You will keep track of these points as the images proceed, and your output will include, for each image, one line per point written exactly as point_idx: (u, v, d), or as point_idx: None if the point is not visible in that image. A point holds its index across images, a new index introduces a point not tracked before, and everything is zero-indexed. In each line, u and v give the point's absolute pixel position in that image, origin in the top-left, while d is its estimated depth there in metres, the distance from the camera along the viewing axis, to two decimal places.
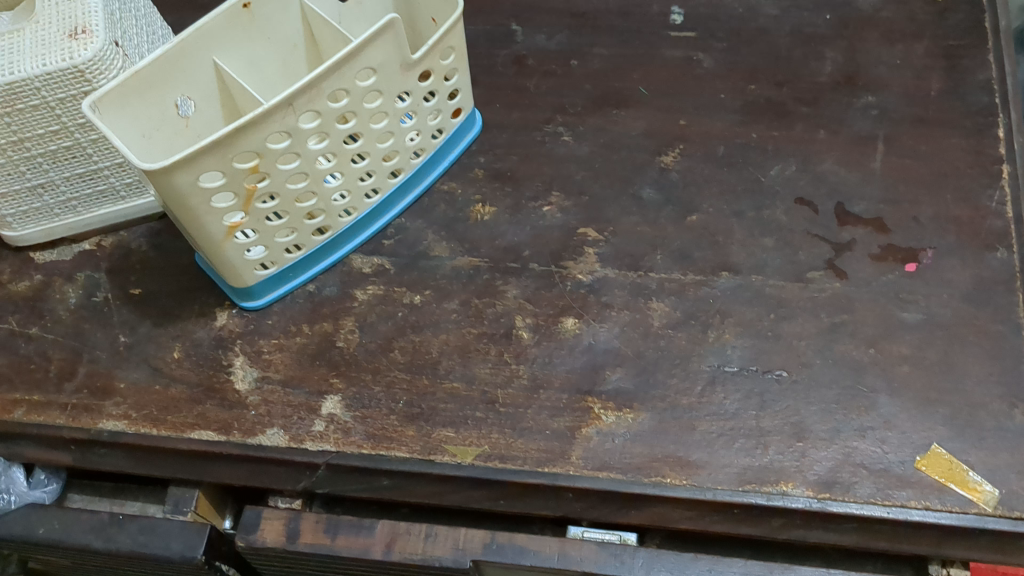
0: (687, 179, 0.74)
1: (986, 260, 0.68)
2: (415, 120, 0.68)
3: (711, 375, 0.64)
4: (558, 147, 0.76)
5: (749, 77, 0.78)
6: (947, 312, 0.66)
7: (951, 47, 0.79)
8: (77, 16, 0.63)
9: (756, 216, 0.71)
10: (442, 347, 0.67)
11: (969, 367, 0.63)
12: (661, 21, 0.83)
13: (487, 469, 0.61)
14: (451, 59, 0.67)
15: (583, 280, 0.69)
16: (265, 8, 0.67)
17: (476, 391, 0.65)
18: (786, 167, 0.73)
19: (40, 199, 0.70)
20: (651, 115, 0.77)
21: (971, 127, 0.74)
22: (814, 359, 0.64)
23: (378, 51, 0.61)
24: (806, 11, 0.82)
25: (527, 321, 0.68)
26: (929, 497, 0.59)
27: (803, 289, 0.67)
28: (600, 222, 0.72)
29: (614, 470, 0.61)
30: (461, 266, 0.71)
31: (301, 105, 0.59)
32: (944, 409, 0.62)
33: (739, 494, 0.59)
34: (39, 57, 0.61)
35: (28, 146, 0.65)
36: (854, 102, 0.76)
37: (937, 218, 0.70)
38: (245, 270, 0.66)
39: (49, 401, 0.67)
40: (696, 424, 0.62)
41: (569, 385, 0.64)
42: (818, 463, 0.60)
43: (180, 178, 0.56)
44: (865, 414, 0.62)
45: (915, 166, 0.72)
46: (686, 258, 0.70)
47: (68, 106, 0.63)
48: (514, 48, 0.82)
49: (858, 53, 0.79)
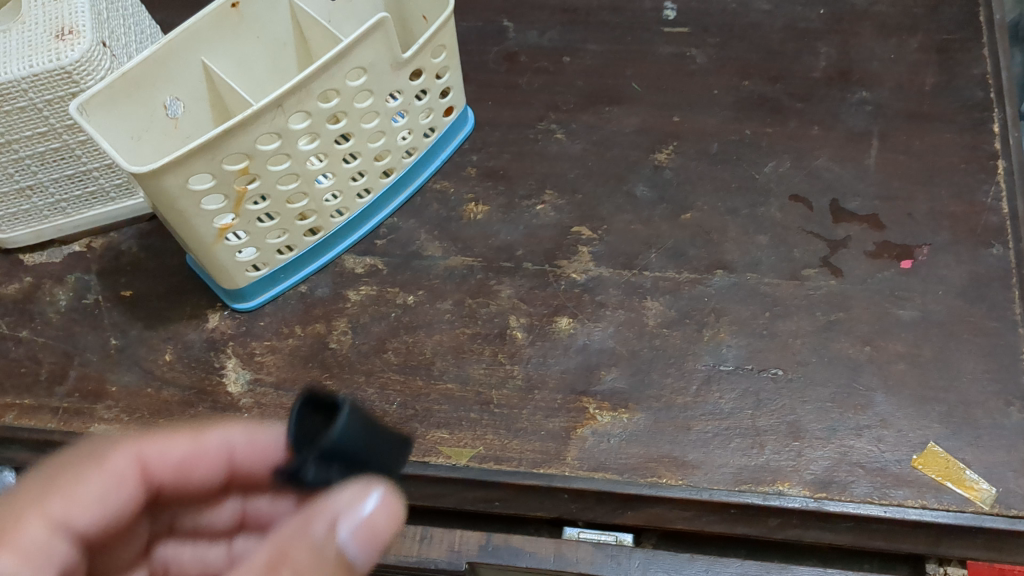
0: (681, 177, 0.73)
1: (981, 257, 0.67)
2: (407, 118, 0.68)
3: (706, 374, 0.64)
4: (551, 145, 0.76)
5: (743, 73, 0.78)
6: (942, 310, 0.65)
7: (945, 41, 0.78)
8: (63, 17, 0.62)
9: (750, 214, 0.71)
10: (436, 347, 0.66)
11: (966, 364, 0.63)
12: (654, 17, 0.82)
13: (482, 471, 0.61)
14: (443, 57, 0.67)
15: (577, 279, 0.69)
16: (253, 7, 0.66)
17: (470, 392, 0.64)
18: (781, 164, 0.73)
19: (29, 200, 0.69)
20: (644, 111, 0.77)
21: (966, 122, 0.74)
22: (810, 357, 0.64)
23: (368, 50, 0.60)
24: (799, 6, 0.82)
25: (522, 321, 0.67)
26: (926, 496, 0.59)
27: (799, 287, 0.67)
28: (594, 220, 0.72)
29: (610, 471, 0.60)
30: (454, 265, 0.70)
31: (291, 105, 0.58)
32: (939, 406, 0.62)
33: (736, 494, 0.59)
34: (27, 58, 0.60)
35: (16, 148, 0.64)
36: (848, 98, 0.76)
37: (932, 214, 0.69)
38: (236, 272, 0.65)
39: (40, 405, 0.66)
40: (691, 424, 0.62)
41: (563, 385, 0.64)
42: (814, 462, 0.60)
43: (168, 181, 0.55)
44: (861, 412, 0.62)
45: (910, 162, 0.72)
46: (681, 256, 0.69)
47: (55, 108, 0.63)
48: (506, 44, 0.81)
49: (851, 48, 0.79)
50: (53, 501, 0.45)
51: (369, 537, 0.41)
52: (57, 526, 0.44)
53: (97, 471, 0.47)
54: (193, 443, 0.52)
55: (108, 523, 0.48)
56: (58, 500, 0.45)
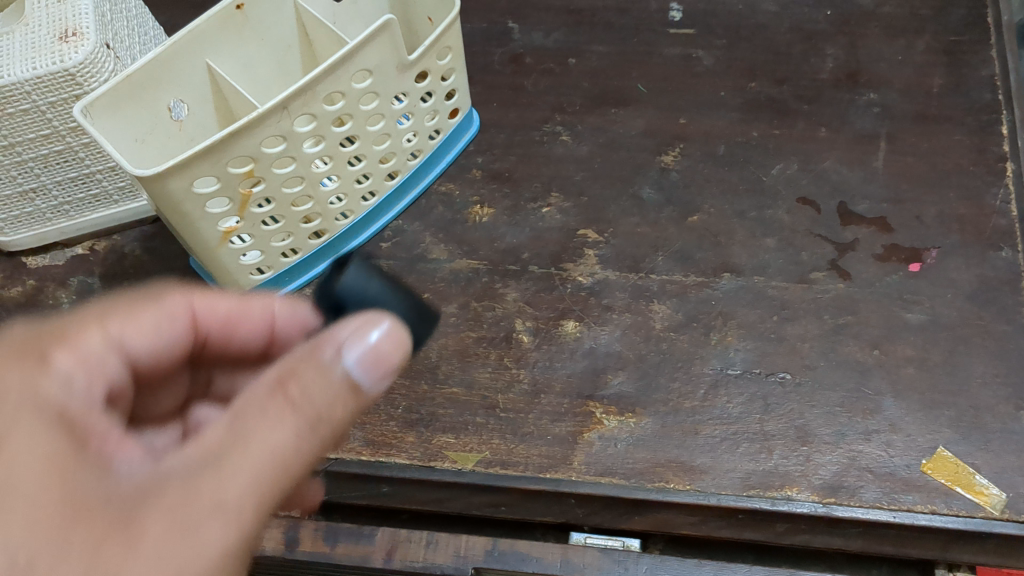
0: (688, 179, 0.73)
1: (990, 260, 0.67)
2: (412, 121, 0.67)
3: (714, 379, 0.63)
4: (556, 147, 0.75)
5: (749, 74, 0.77)
6: (951, 313, 0.65)
7: (953, 42, 0.78)
8: (66, 19, 0.61)
9: (757, 216, 0.70)
10: (441, 350, 0.66)
11: (975, 368, 0.63)
12: (660, 18, 0.82)
13: (488, 475, 0.60)
14: (448, 59, 0.66)
15: (583, 282, 0.68)
16: (258, 9, 0.66)
17: (476, 396, 0.64)
18: (788, 166, 0.72)
19: (31, 203, 0.69)
20: (650, 113, 0.76)
21: (974, 124, 0.73)
22: (818, 362, 0.64)
23: (374, 52, 0.60)
24: (805, 8, 0.81)
25: (528, 325, 0.67)
26: (935, 501, 0.58)
27: (806, 290, 0.67)
28: (600, 222, 0.71)
29: (617, 476, 0.60)
30: (459, 268, 0.70)
31: (297, 108, 0.58)
32: (949, 411, 0.61)
33: (743, 499, 0.59)
34: (30, 60, 0.60)
35: (19, 150, 0.64)
36: (855, 100, 0.75)
37: (940, 216, 0.69)
38: (241, 276, 0.65)
39: None
40: (699, 429, 0.61)
41: (570, 390, 0.64)
42: (823, 467, 0.60)
43: (172, 184, 0.55)
44: (870, 417, 0.61)
45: (917, 164, 0.72)
46: (688, 260, 0.69)
47: (59, 110, 0.62)
48: (511, 46, 0.81)
49: (858, 50, 0.78)
50: (113, 320, 0.44)
51: (373, 363, 0.40)
52: (113, 343, 0.44)
53: (154, 307, 0.47)
54: (240, 300, 0.52)
55: (158, 352, 0.48)
56: (116, 319, 0.45)
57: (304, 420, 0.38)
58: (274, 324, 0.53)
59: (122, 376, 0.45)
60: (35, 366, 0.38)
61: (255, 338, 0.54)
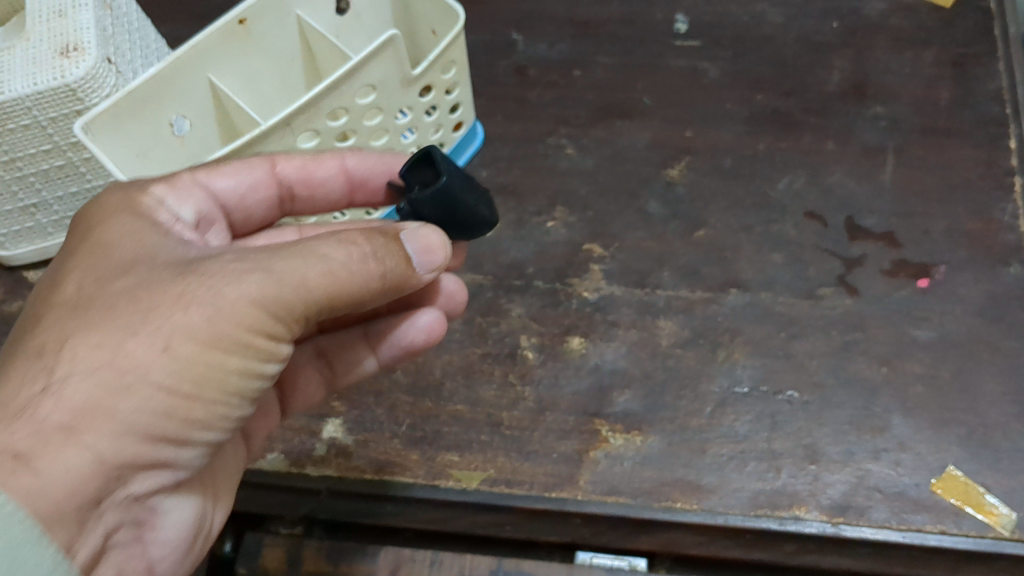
0: (694, 193, 0.72)
1: (999, 276, 0.66)
2: (417, 134, 0.67)
3: (721, 397, 0.63)
4: (561, 160, 0.75)
5: (755, 87, 0.77)
6: (960, 329, 0.64)
7: (960, 55, 0.77)
8: (67, 33, 0.61)
9: (765, 230, 0.70)
10: (445, 367, 0.65)
11: (984, 385, 0.62)
12: (665, 29, 0.81)
13: (493, 495, 0.60)
14: (452, 73, 0.65)
15: (589, 298, 0.68)
16: (262, 23, 0.65)
17: (480, 413, 0.63)
18: (795, 180, 0.72)
19: (33, 219, 0.68)
20: (655, 126, 0.76)
21: (982, 138, 0.73)
22: (826, 379, 0.63)
23: (377, 68, 0.59)
24: (812, 19, 0.81)
25: (533, 341, 0.66)
26: (945, 521, 0.57)
27: (814, 306, 0.66)
28: (605, 237, 0.71)
29: (622, 495, 0.60)
30: (464, 283, 0.69)
31: (299, 125, 0.58)
32: (958, 430, 0.61)
33: (751, 519, 0.58)
34: (31, 76, 0.59)
35: (19, 166, 0.63)
36: (862, 113, 0.75)
37: (949, 231, 0.68)
38: None
39: None
40: (707, 447, 0.61)
41: (575, 407, 0.63)
42: (831, 486, 0.59)
43: None
44: (878, 436, 0.61)
45: (925, 177, 0.71)
46: (694, 275, 0.68)
47: (60, 125, 0.61)
48: (515, 58, 0.80)
49: (865, 62, 0.78)
50: (200, 169, 0.53)
51: (424, 252, 0.48)
52: (201, 185, 0.52)
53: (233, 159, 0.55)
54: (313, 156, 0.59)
55: (239, 190, 0.55)
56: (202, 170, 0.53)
57: (362, 251, 0.44)
58: (347, 169, 0.59)
59: (206, 208, 0.53)
60: (139, 189, 0.47)
61: (332, 189, 0.60)
